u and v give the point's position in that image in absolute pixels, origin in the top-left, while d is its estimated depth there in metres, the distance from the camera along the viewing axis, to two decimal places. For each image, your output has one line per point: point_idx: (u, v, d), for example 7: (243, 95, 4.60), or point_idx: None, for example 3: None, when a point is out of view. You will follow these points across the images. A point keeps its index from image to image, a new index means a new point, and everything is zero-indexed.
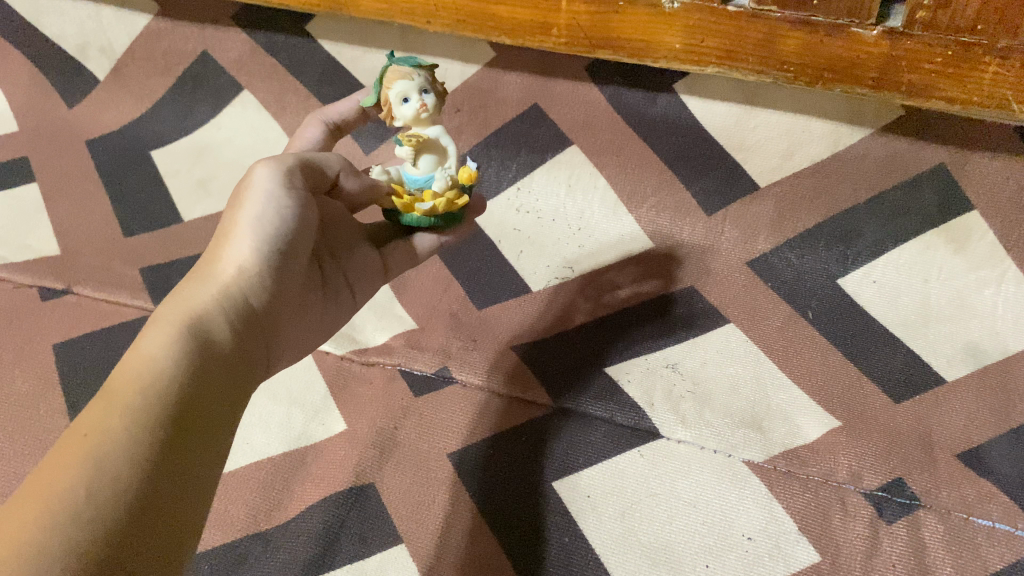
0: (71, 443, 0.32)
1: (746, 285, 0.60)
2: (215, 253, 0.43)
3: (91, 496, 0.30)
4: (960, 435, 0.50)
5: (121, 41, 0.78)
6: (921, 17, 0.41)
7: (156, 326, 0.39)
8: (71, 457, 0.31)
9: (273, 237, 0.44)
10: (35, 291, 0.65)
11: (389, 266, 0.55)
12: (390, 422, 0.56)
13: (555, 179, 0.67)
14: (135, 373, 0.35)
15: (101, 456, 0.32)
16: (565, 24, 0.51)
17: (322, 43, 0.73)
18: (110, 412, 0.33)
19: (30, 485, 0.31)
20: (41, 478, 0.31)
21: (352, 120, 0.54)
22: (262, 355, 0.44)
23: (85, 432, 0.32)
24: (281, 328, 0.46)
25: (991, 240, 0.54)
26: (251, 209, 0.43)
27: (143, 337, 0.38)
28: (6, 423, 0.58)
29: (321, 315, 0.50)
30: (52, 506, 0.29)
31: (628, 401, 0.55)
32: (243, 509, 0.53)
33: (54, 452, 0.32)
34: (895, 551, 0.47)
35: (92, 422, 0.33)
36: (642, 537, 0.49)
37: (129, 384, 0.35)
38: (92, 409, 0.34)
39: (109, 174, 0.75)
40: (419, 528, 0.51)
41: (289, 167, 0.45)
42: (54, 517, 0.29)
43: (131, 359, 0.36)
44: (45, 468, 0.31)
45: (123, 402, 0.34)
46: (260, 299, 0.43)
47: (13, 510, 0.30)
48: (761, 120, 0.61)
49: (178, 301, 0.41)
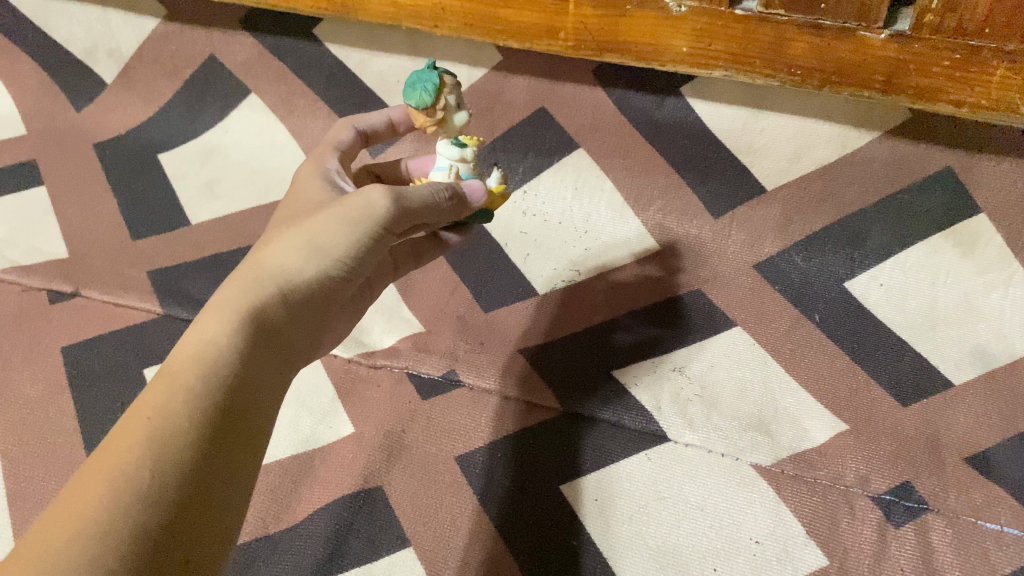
0: (133, 422, 0.33)
1: (753, 288, 0.60)
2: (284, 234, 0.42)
3: (152, 484, 0.31)
4: (967, 438, 0.50)
5: (129, 44, 0.79)
6: (930, 21, 0.41)
7: (217, 309, 0.37)
8: (132, 439, 0.32)
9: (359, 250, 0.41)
10: (43, 294, 0.65)
11: (398, 264, 0.55)
12: (398, 425, 0.56)
13: (562, 182, 0.67)
14: (197, 362, 0.35)
15: (162, 446, 0.32)
16: (572, 28, 0.51)
17: (330, 47, 0.74)
18: (170, 396, 0.33)
19: (94, 461, 0.31)
20: (104, 455, 0.31)
21: (382, 132, 0.54)
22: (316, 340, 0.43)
23: (149, 415, 0.33)
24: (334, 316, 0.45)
25: (999, 244, 0.54)
26: (338, 224, 0.40)
27: (204, 318, 0.37)
28: (15, 426, 0.58)
29: (351, 308, 0.50)
30: (112, 488, 0.30)
31: (636, 405, 0.55)
32: (252, 513, 0.53)
33: (116, 429, 0.32)
34: (903, 554, 0.47)
35: (154, 406, 0.33)
36: (650, 540, 0.49)
37: (192, 370, 0.34)
38: (155, 391, 0.34)
39: (116, 176, 0.75)
40: (427, 531, 0.51)
41: (401, 192, 0.41)
42: (115, 500, 0.30)
43: (197, 341, 0.35)
44: (107, 445, 0.32)
45: (185, 391, 0.34)
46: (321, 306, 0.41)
47: (79, 484, 0.31)
48: (767, 123, 0.61)
49: (244, 278, 0.39)
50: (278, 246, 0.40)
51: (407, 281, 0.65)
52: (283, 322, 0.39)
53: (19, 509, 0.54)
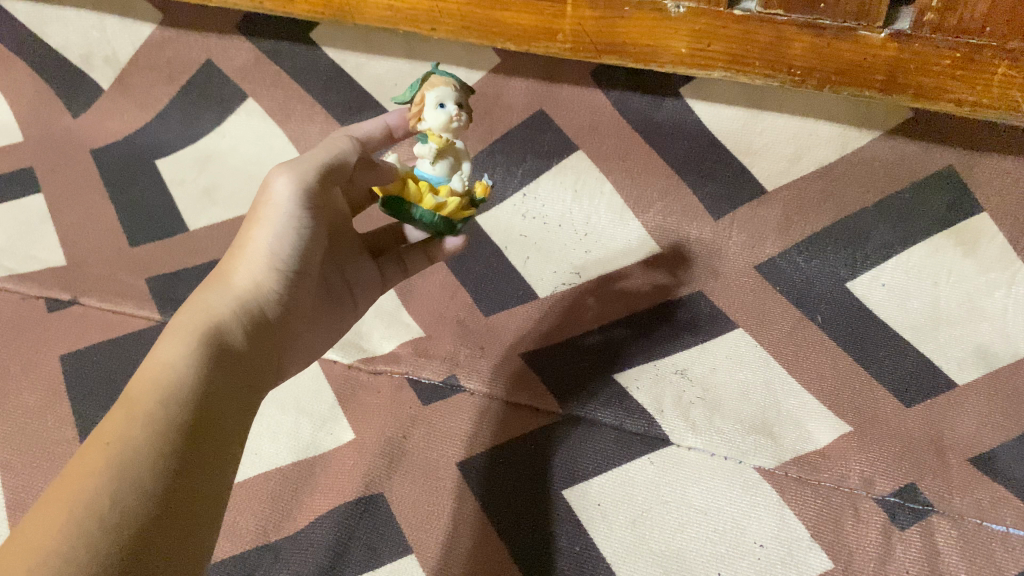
0: (93, 450, 0.33)
1: (755, 290, 0.60)
2: (229, 266, 0.44)
3: (115, 505, 0.31)
4: (972, 439, 0.50)
5: (125, 50, 0.78)
6: (929, 20, 0.41)
7: (172, 337, 0.39)
8: (94, 464, 0.32)
9: (289, 256, 0.45)
10: (41, 302, 0.65)
11: (388, 277, 0.56)
12: (399, 430, 0.55)
13: (561, 184, 0.67)
14: (154, 381, 0.36)
15: (123, 464, 0.32)
16: (570, 30, 0.50)
17: (326, 50, 0.73)
18: (130, 419, 0.34)
19: (52, 493, 0.31)
20: (65, 484, 0.31)
21: (377, 141, 0.52)
22: (276, 360, 0.44)
23: (108, 441, 0.33)
24: (293, 338, 0.46)
25: (1001, 243, 0.54)
26: (267, 227, 0.44)
27: (159, 346, 0.39)
28: (13, 436, 0.57)
29: (324, 328, 0.51)
30: (75, 514, 0.30)
31: (638, 409, 0.55)
32: (252, 521, 0.53)
33: (77, 460, 0.33)
34: (909, 557, 0.46)
35: (115, 426, 0.34)
36: (653, 545, 0.49)
37: (150, 392, 0.35)
38: (113, 418, 0.34)
39: (114, 183, 0.75)
40: (429, 538, 0.51)
41: (303, 176, 0.44)
42: (78, 523, 0.30)
43: (149, 366, 0.37)
44: (67, 476, 0.32)
45: (141, 410, 0.34)
46: (275, 310, 0.44)
47: (39, 516, 0.30)
48: (767, 123, 0.60)
49: (191, 314, 0.41)
50: (219, 281, 0.43)
51: (406, 286, 0.65)
52: (239, 340, 0.41)
53: (17, 519, 0.53)
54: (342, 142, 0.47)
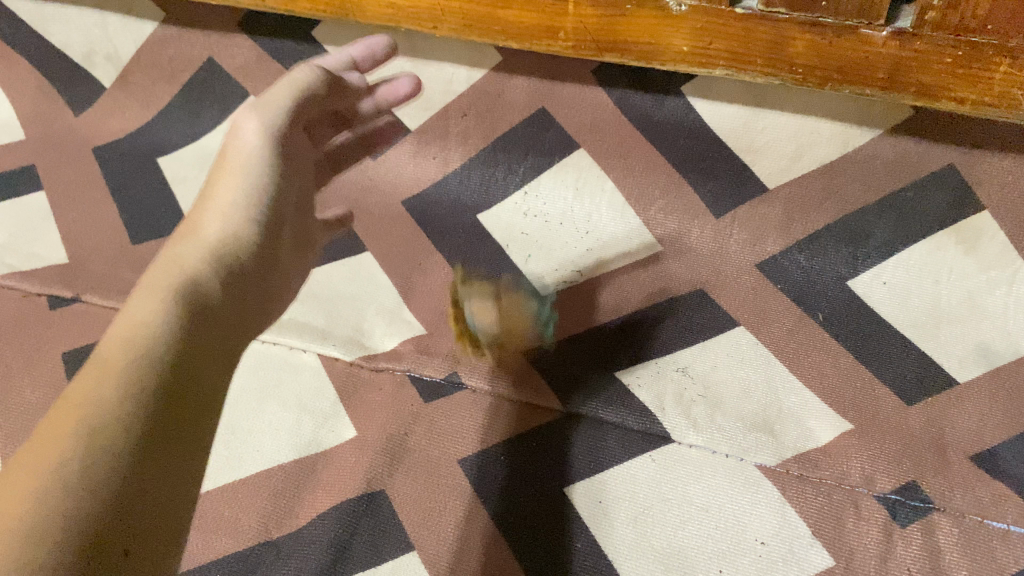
0: (66, 413, 0.33)
1: (756, 287, 0.60)
2: (201, 221, 0.44)
3: (86, 471, 0.31)
4: (973, 437, 0.50)
5: (126, 48, 0.77)
6: (931, 18, 0.41)
7: (146, 292, 0.39)
8: (64, 428, 0.32)
9: (263, 205, 0.44)
10: (44, 300, 0.65)
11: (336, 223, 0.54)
12: (401, 428, 0.56)
13: (563, 182, 0.67)
14: (126, 338, 0.36)
15: (92, 428, 0.32)
16: (572, 28, 0.50)
17: (327, 48, 0.73)
18: (101, 381, 0.34)
19: (26, 457, 0.32)
20: (37, 450, 0.31)
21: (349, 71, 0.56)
22: (258, 310, 0.44)
23: (78, 404, 0.33)
24: (277, 288, 0.46)
25: (1002, 241, 0.54)
26: (236, 183, 0.45)
27: (132, 303, 0.38)
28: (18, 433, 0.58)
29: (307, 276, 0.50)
30: (46, 481, 0.30)
31: (640, 406, 0.55)
32: (254, 517, 0.53)
33: (49, 424, 0.33)
34: (909, 554, 0.47)
35: (87, 385, 0.34)
36: (655, 542, 0.49)
37: (121, 352, 0.35)
38: (84, 380, 0.34)
39: (117, 181, 0.75)
40: (431, 534, 0.51)
41: (269, 124, 0.47)
42: (48, 489, 0.30)
43: (122, 323, 0.37)
44: (40, 441, 0.32)
45: (113, 369, 0.34)
46: (251, 260, 0.43)
47: (10, 483, 0.31)
48: (767, 122, 0.59)
49: (163, 270, 0.41)
50: (192, 236, 0.43)
51: (408, 283, 0.65)
52: (215, 292, 0.40)
53: None
54: (304, 74, 0.50)
